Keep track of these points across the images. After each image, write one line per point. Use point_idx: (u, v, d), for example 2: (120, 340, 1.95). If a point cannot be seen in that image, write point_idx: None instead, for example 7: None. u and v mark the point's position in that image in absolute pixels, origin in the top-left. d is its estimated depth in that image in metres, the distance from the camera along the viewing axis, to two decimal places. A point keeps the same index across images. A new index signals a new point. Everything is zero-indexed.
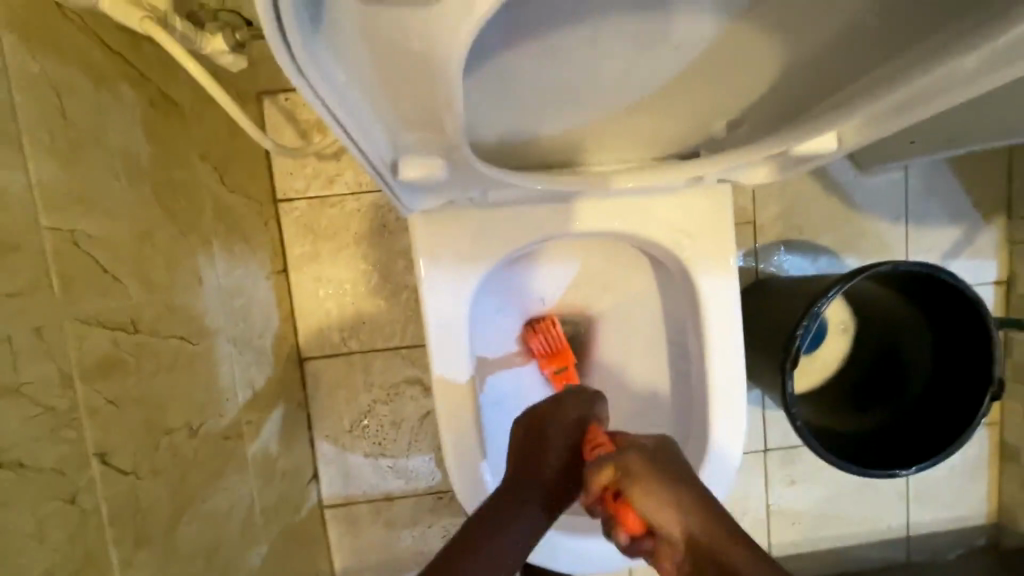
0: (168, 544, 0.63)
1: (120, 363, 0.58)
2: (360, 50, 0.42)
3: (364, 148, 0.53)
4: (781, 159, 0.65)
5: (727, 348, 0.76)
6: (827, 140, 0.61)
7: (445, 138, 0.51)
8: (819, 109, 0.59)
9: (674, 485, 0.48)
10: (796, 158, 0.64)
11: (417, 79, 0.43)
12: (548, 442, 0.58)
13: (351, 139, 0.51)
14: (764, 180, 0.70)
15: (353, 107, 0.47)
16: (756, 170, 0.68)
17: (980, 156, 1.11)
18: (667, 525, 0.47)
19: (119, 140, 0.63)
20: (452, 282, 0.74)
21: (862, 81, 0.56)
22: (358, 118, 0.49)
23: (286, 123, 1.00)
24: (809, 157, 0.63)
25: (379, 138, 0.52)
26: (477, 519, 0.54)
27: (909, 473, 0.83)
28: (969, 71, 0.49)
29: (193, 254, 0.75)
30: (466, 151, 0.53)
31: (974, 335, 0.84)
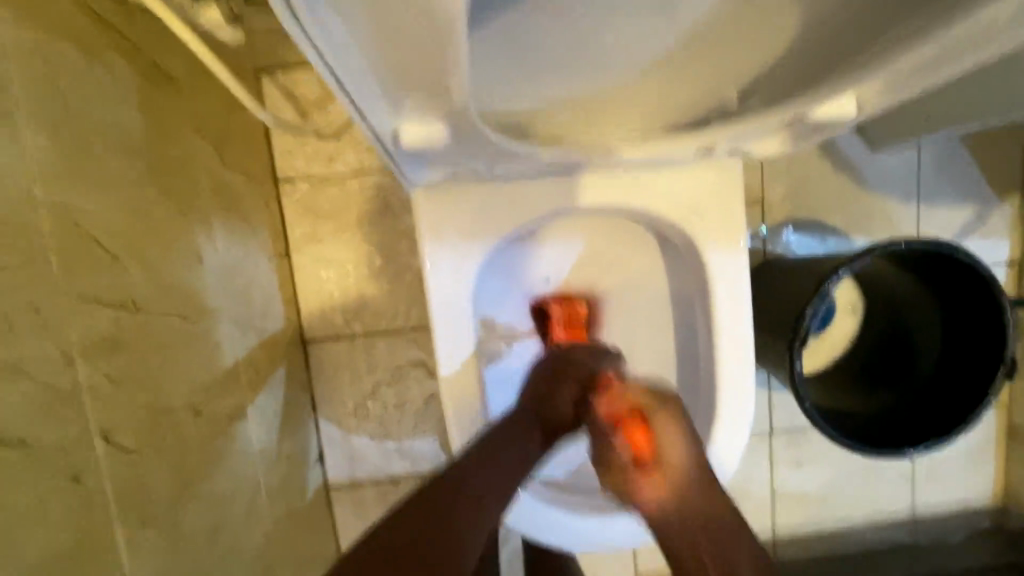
0: (174, 520, 0.63)
1: (121, 341, 0.58)
2: (354, 9, 0.40)
3: (363, 113, 0.51)
4: (793, 129, 0.63)
5: (736, 328, 0.75)
6: (845, 103, 0.57)
7: (446, 105, 0.49)
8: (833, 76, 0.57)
9: (692, 436, 0.53)
10: (811, 126, 0.61)
11: (412, 43, 0.41)
12: (560, 384, 0.65)
13: (347, 96, 0.49)
14: (773, 151, 0.68)
15: (350, 66, 0.45)
16: (767, 141, 0.66)
17: (995, 135, 1.09)
18: (675, 459, 0.51)
19: (114, 114, 0.61)
20: (456, 260, 0.73)
21: (877, 47, 0.54)
22: (354, 77, 0.46)
23: (287, 102, 0.99)
24: (825, 125, 0.60)
25: (375, 102, 0.50)
26: (481, 443, 0.61)
27: (917, 452, 0.83)
28: (996, 29, 0.47)
29: (192, 233, 0.75)
30: (468, 119, 0.51)
31: (986, 314, 0.83)
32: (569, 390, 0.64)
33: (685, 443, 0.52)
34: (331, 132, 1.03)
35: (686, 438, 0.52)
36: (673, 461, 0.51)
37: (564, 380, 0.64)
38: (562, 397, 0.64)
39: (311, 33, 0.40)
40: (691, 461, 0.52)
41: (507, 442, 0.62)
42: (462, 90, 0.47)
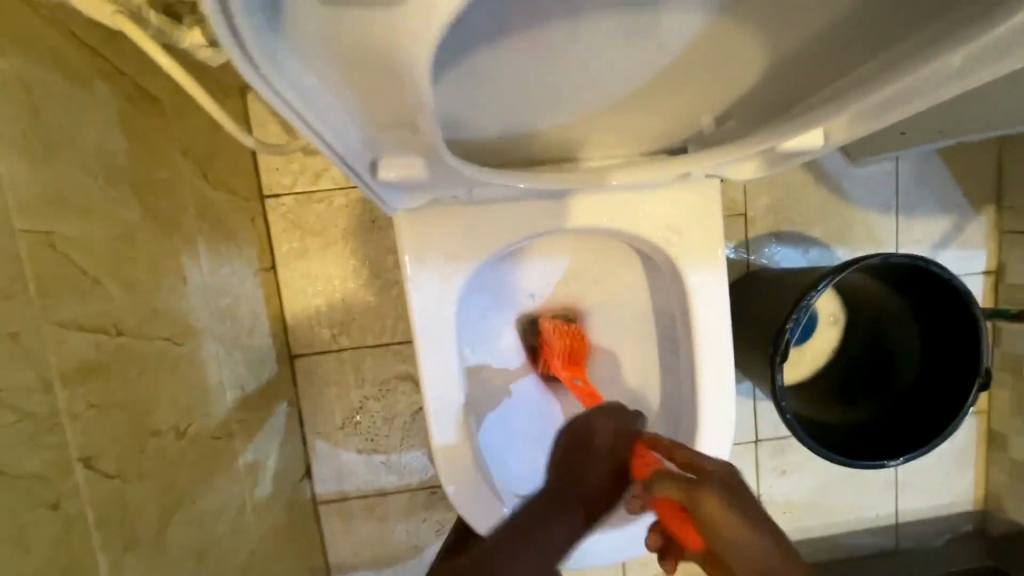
0: (158, 545, 0.63)
1: (102, 369, 0.58)
2: (324, 53, 0.41)
3: (339, 149, 0.52)
4: (766, 156, 0.65)
5: (716, 344, 0.76)
6: (813, 135, 0.61)
7: (420, 137, 0.50)
8: (805, 104, 0.58)
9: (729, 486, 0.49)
10: (781, 154, 0.64)
11: (383, 79, 0.42)
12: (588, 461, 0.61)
13: (324, 143, 0.50)
14: (747, 176, 0.70)
15: (323, 109, 0.46)
16: (741, 167, 0.68)
17: (971, 147, 1.11)
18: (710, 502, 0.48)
19: (95, 138, 0.61)
20: (439, 281, 0.73)
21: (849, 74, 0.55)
22: (327, 119, 0.48)
23: (272, 118, 0.99)
24: (795, 153, 0.63)
25: (354, 135, 0.51)
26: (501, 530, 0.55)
27: (898, 463, 0.84)
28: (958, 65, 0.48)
29: (177, 255, 0.74)
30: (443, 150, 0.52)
31: (961, 326, 0.85)
32: (599, 457, 0.61)
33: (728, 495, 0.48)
34: None
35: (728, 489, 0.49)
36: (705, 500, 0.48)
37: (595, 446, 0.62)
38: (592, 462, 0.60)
39: (277, 84, 0.41)
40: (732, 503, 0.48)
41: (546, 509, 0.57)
42: (433, 122, 0.47)
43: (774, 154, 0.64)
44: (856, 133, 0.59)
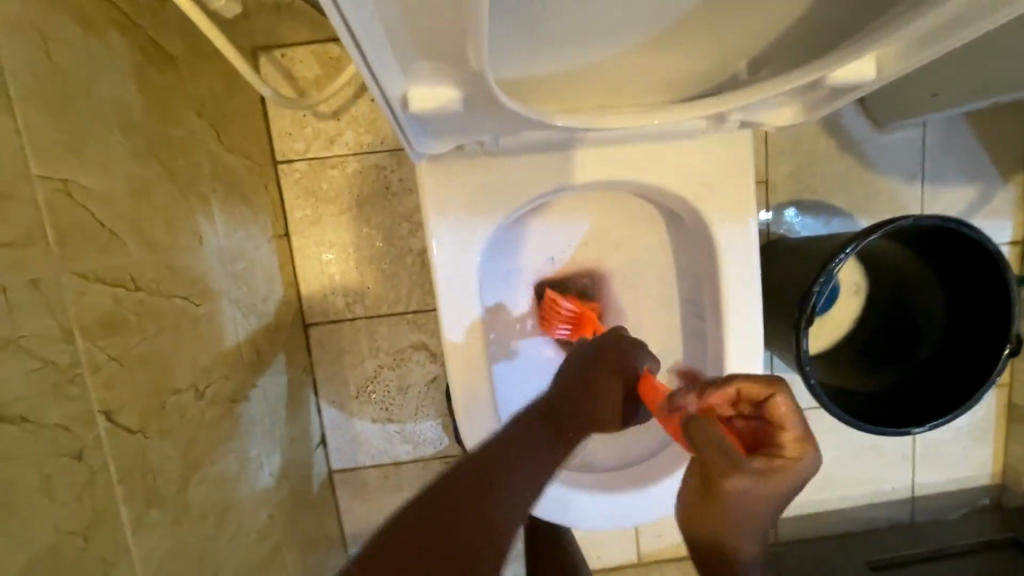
0: (180, 501, 0.63)
1: (122, 321, 0.57)
2: None
3: (373, 84, 0.50)
4: (810, 96, 0.63)
5: (745, 305, 0.75)
6: (864, 66, 0.58)
7: (461, 70, 0.48)
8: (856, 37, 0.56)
9: (787, 497, 0.40)
10: (826, 91, 0.62)
11: None
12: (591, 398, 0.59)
13: (369, 71, 0.48)
14: (788, 121, 0.68)
15: (371, 32, 0.44)
16: (780, 110, 0.66)
17: (1001, 112, 1.08)
18: (740, 487, 0.39)
19: (109, 88, 0.60)
20: (460, 238, 0.72)
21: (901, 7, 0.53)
22: (376, 45, 0.46)
23: (285, 81, 0.97)
24: (844, 90, 0.61)
25: (390, 67, 0.48)
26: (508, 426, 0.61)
27: (924, 430, 0.83)
28: None
29: (193, 214, 0.73)
30: (482, 86, 0.50)
31: (991, 291, 0.83)
32: (606, 396, 0.59)
33: (792, 484, 0.40)
34: (330, 112, 1.01)
35: (791, 485, 0.40)
36: (736, 489, 0.39)
37: (603, 379, 0.59)
38: (596, 400, 0.59)
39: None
40: (766, 505, 0.40)
41: (522, 436, 0.59)
42: (482, 58, 0.46)
43: (822, 91, 0.62)
44: (907, 66, 0.57)
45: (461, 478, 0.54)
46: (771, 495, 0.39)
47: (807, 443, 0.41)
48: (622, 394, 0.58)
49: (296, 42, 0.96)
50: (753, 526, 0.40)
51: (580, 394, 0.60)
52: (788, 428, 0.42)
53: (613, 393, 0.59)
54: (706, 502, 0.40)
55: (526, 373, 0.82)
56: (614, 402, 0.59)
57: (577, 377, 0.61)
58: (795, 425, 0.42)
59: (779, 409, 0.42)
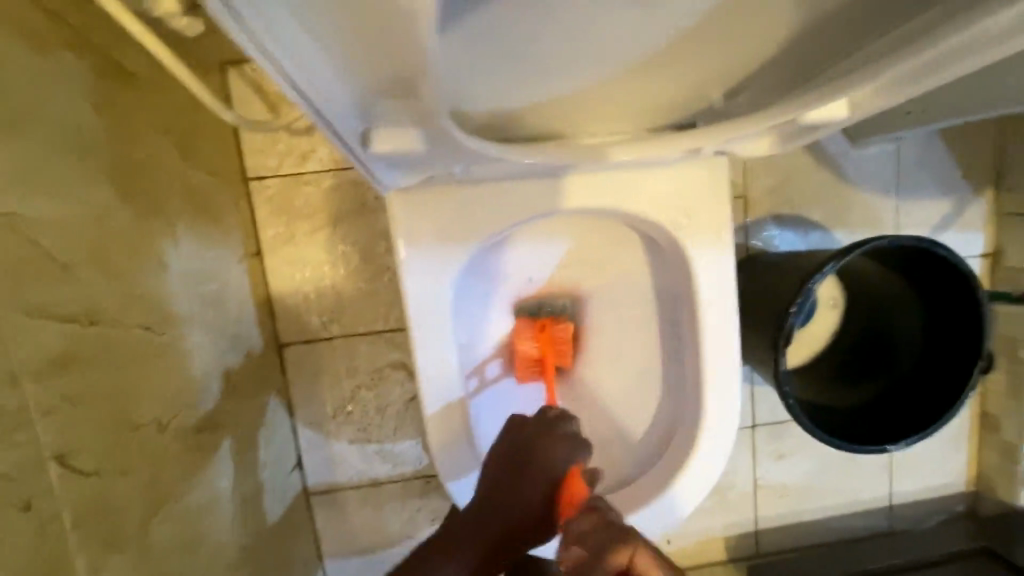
0: (143, 542, 0.60)
1: (77, 360, 0.54)
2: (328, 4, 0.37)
3: (336, 118, 0.48)
4: (784, 129, 0.64)
5: (724, 330, 0.74)
6: (838, 107, 0.59)
7: (429, 102, 0.47)
8: (834, 70, 0.56)
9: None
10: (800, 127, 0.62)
11: (396, 35, 0.38)
12: (524, 478, 0.67)
13: (311, 105, 0.46)
14: (766, 153, 0.68)
15: (316, 66, 0.43)
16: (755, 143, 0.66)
17: (971, 128, 1.10)
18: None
19: (61, 112, 0.57)
20: (436, 266, 0.70)
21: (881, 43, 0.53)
22: (320, 78, 0.44)
23: (255, 95, 0.94)
24: (818, 125, 0.61)
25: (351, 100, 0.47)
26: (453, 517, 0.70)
27: (899, 447, 0.84)
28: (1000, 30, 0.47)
29: (156, 239, 0.71)
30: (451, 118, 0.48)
31: (963, 308, 0.84)
32: (535, 479, 0.67)
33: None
34: (303, 127, 0.99)
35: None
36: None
37: (529, 472, 0.68)
38: (525, 486, 0.67)
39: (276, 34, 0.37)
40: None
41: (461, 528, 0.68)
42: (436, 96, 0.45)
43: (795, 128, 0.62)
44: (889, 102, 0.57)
45: (437, 551, 0.65)
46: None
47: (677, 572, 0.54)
48: (552, 483, 0.67)
49: None
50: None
51: (510, 483, 0.68)
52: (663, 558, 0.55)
53: (541, 484, 0.67)
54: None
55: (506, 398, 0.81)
56: (540, 491, 0.67)
57: (511, 458, 0.69)
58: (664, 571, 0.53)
59: (650, 558, 0.54)
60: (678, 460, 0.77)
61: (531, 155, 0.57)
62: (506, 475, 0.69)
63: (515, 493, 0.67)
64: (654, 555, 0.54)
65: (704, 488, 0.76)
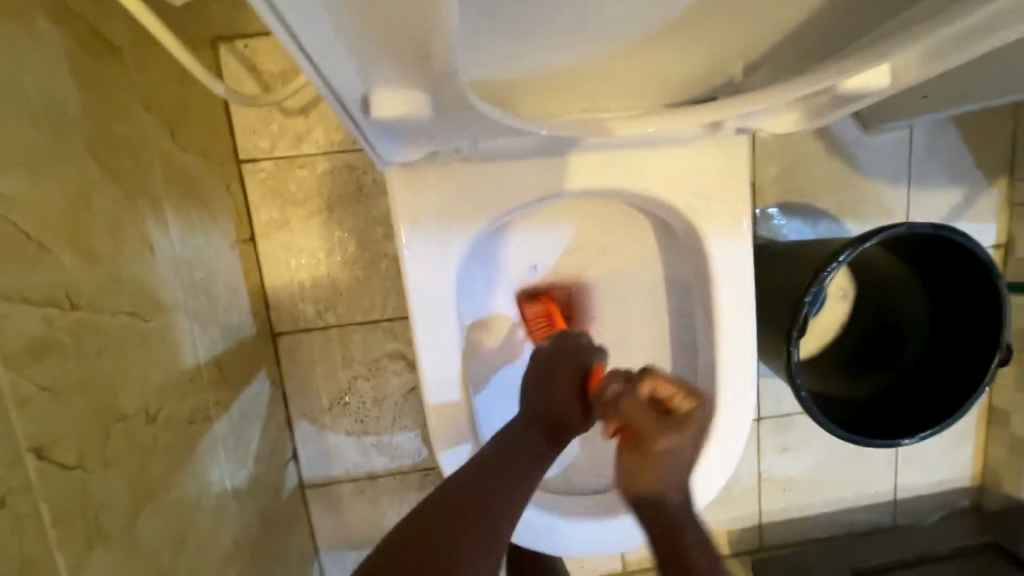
0: (129, 537, 0.57)
1: (55, 346, 0.51)
2: None
3: (335, 86, 0.45)
4: (812, 101, 0.61)
5: (738, 319, 0.71)
6: (877, 74, 0.56)
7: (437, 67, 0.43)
8: (861, 42, 0.53)
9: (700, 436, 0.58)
10: (831, 99, 0.59)
11: None
12: (558, 378, 0.65)
13: (306, 58, 0.43)
14: (787, 129, 0.66)
15: (312, 18, 0.39)
16: (780, 117, 0.63)
17: (985, 115, 1.07)
18: (656, 445, 0.56)
19: (37, 82, 0.53)
20: (437, 249, 0.67)
21: (916, 12, 0.50)
22: (313, 28, 0.40)
23: (247, 73, 0.90)
24: (852, 98, 0.58)
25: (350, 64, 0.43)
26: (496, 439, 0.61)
27: (913, 441, 0.81)
28: None
29: (141, 220, 0.67)
30: (458, 87, 0.45)
31: (981, 298, 0.82)
32: (567, 374, 0.66)
33: (701, 425, 0.58)
34: (297, 107, 0.95)
35: (696, 431, 0.58)
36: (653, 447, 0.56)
37: (559, 374, 0.65)
38: (557, 387, 0.65)
39: None
40: (688, 454, 0.57)
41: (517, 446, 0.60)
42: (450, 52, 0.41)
43: (828, 99, 0.59)
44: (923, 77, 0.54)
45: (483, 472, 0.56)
46: (690, 453, 0.57)
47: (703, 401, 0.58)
48: (578, 378, 0.66)
49: (259, 32, 0.90)
50: (674, 486, 0.56)
51: (546, 387, 0.65)
52: (691, 394, 0.58)
53: (571, 375, 0.66)
54: (642, 466, 0.56)
55: (508, 388, 0.78)
56: (571, 388, 0.65)
57: (543, 377, 0.66)
58: (686, 390, 0.58)
59: (671, 386, 0.59)
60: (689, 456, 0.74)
61: (541, 130, 0.54)
62: (539, 390, 0.65)
63: (552, 400, 0.64)
64: (678, 386, 0.59)
65: (715, 485, 0.73)
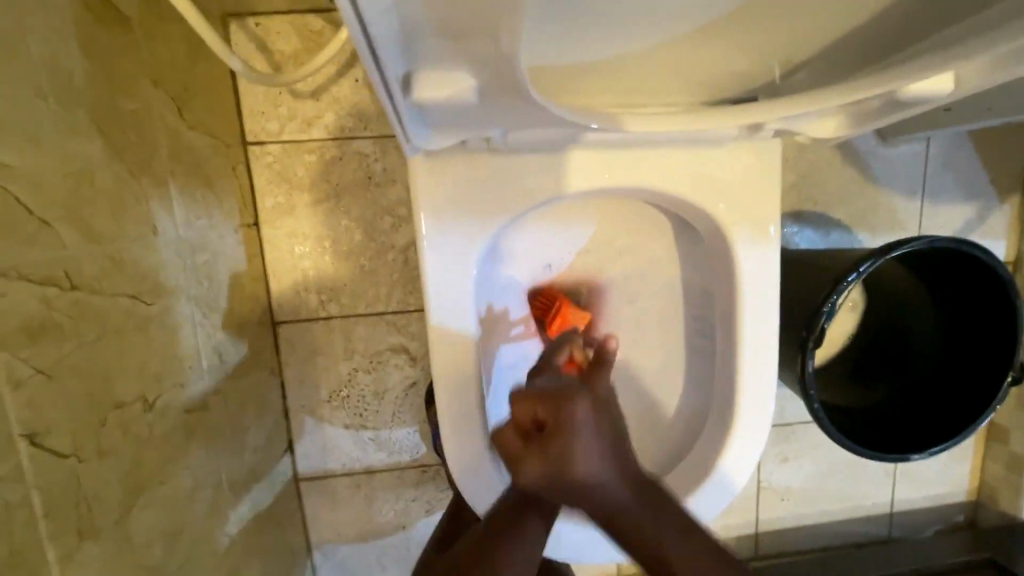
0: (122, 530, 0.55)
1: (55, 329, 0.48)
2: None
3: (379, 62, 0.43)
4: (864, 107, 0.60)
5: (761, 327, 0.70)
6: (942, 82, 0.55)
7: (485, 47, 0.41)
8: (911, 51, 0.52)
9: (601, 424, 0.55)
10: (891, 103, 0.58)
11: None
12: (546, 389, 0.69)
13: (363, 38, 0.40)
14: (830, 132, 0.65)
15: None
16: (825, 121, 0.64)
17: (1002, 130, 1.06)
18: (534, 471, 0.54)
19: (43, 48, 0.50)
20: (456, 242, 0.65)
21: (966, 21, 0.48)
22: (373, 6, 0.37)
23: (258, 53, 0.88)
24: (908, 103, 0.57)
25: (392, 42, 0.41)
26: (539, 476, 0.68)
27: (922, 456, 0.81)
28: None
29: (145, 199, 0.64)
30: (505, 71, 0.44)
31: (995, 316, 0.81)
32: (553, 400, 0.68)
33: (590, 422, 0.55)
34: (308, 91, 0.92)
35: (574, 436, 0.54)
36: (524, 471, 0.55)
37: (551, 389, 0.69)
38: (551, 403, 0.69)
39: None
40: (585, 448, 0.54)
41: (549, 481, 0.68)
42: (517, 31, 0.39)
43: (878, 104, 0.59)
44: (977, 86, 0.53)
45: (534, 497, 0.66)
46: (590, 436, 0.54)
47: (585, 397, 0.56)
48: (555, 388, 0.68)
49: (272, 10, 0.87)
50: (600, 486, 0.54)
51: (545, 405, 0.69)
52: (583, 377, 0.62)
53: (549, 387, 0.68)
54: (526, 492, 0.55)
55: (519, 386, 0.76)
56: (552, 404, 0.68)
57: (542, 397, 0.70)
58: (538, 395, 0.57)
59: (532, 398, 0.57)
60: (705, 464, 0.73)
61: (589, 123, 0.53)
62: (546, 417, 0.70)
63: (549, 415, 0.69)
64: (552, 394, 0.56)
65: (732, 493, 0.72)
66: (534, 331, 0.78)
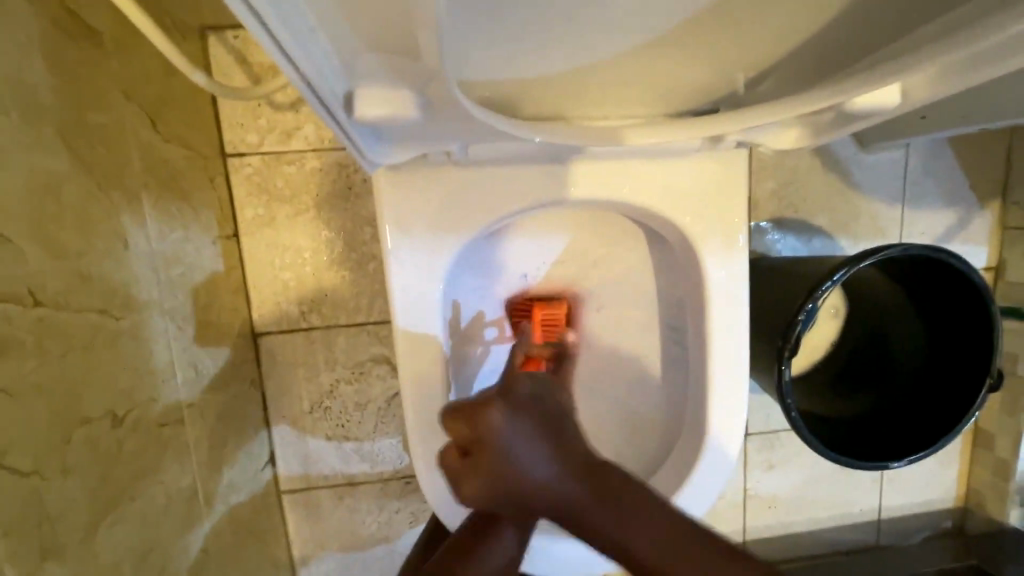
0: (89, 547, 0.54)
1: (19, 347, 0.48)
2: None
3: (314, 79, 0.43)
4: (818, 119, 0.62)
5: (733, 338, 0.70)
6: (887, 93, 0.56)
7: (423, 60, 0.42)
8: (874, 58, 0.52)
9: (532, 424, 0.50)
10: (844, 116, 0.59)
11: None
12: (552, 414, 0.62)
13: (298, 75, 0.42)
14: (790, 143, 0.66)
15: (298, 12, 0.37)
16: (784, 133, 0.65)
17: (980, 136, 1.07)
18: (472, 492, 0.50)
19: (9, 65, 0.50)
20: (424, 255, 0.65)
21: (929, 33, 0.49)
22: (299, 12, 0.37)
23: (236, 66, 0.88)
24: (858, 116, 0.59)
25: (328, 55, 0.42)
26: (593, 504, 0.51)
27: (901, 464, 0.81)
28: None
29: (116, 214, 0.64)
30: (444, 86, 0.44)
31: (972, 323, 0.81)
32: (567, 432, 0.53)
33: (512, 428, 0.50)
34: (288, 102, 0.92)
35: (501, 451, 0.49)
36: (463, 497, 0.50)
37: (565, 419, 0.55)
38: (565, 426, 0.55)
39: None
40: (514, 452, 0.49)
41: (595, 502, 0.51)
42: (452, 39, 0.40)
43: (835, 115, 0.60)
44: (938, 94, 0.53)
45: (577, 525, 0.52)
46: (515, 439, 0.49)
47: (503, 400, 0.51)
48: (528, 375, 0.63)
49: None
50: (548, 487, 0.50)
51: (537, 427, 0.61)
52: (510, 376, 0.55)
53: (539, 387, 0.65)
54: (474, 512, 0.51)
55: None
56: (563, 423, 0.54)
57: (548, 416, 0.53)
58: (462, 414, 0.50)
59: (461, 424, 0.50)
60: (682, 474, 0.72)
61: (537, 137, 0.54)
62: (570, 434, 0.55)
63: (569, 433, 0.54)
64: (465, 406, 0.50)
65: (704, 503, 0.72)
66: (509, 336, 0.77)
